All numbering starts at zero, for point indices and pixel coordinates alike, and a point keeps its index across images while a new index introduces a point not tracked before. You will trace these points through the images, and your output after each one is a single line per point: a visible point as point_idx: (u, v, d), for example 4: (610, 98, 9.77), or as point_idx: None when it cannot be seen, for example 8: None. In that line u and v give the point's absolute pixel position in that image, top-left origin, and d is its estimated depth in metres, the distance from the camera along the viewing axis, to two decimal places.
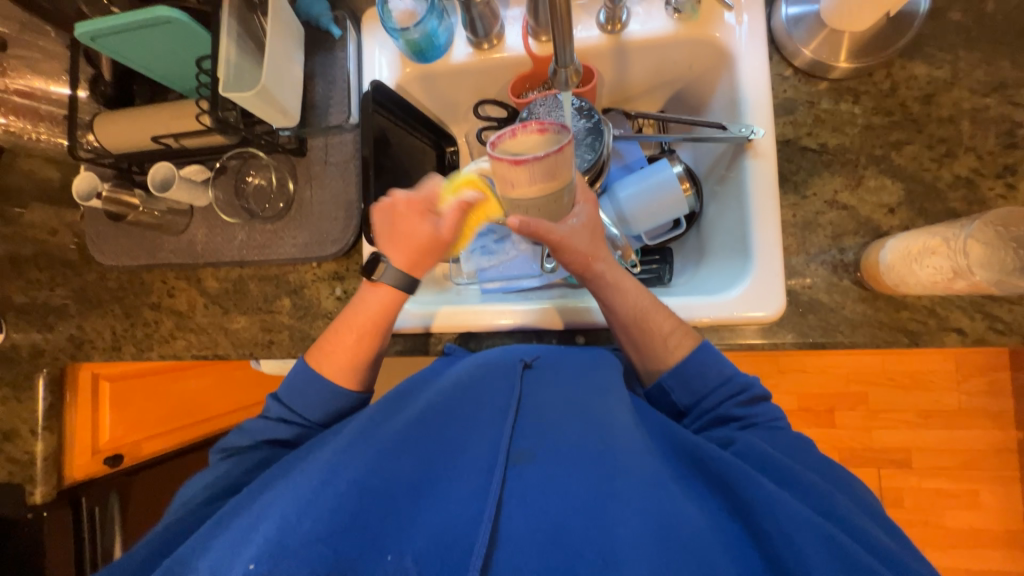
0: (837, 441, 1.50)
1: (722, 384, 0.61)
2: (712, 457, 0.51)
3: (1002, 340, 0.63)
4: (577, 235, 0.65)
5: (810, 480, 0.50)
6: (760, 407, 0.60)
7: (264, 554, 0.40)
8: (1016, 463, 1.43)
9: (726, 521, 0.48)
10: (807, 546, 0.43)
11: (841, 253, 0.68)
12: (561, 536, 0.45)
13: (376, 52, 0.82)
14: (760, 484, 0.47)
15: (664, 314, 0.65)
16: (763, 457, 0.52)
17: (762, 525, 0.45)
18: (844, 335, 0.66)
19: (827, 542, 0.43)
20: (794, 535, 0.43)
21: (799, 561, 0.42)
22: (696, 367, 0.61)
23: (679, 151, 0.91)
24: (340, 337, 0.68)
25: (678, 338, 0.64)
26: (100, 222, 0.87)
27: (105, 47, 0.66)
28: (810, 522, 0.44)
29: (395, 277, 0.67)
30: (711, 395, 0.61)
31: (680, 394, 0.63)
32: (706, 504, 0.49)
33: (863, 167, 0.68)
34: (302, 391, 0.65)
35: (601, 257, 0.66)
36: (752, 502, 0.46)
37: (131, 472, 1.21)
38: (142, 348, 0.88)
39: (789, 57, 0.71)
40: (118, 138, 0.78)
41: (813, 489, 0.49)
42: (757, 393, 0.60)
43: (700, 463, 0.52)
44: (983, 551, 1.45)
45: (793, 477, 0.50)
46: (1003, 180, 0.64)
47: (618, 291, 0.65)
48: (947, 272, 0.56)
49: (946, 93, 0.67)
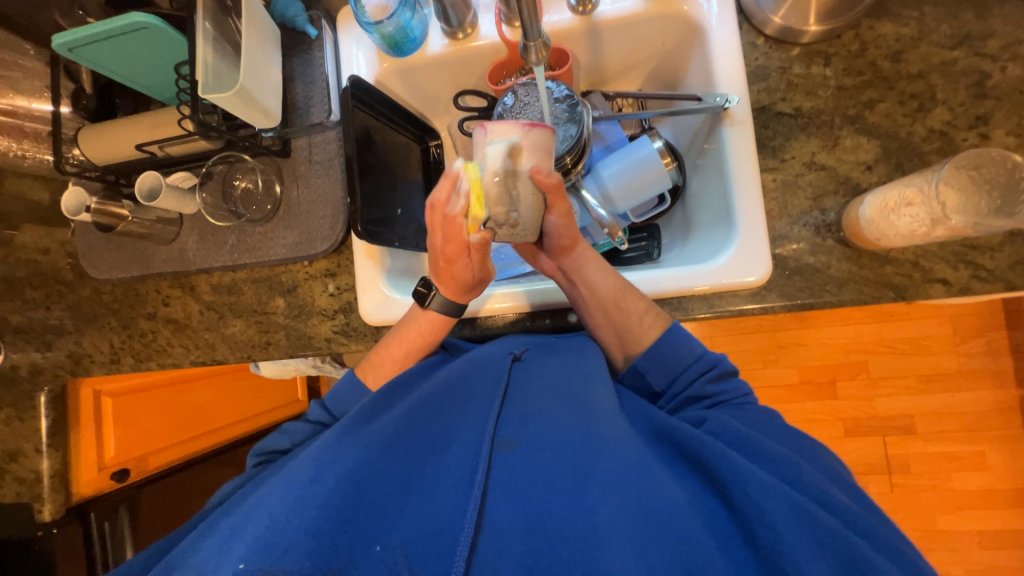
0: (840, 413, 1.51)
1: (693, 361, 0.62)
2: (687, 437, 0.51)
3: (986, 288, 0.64)
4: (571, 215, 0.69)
5: (775, 452, 0.50)
6: (730, 382, 0.61)
7: (253, 552, 0.41)
8: (1019, 422, 1.44)
9: (705, 498, 0.48)
10: (782, 520, 0.43)
11: (823, 214, 0.68)
12: (543, 521, 0.46)
13: (353, 49, 0.84)
14: (730, 459, 0.48)
15: (637, 296, 0.66)
16: (735, 436, 0.52)
17: (739, 502, 0.45)
18: (831, 294, 0.67)
19: (801, 515, 0.43)
20: (765, 506, 0.44)
21: (771, 538, 0.43)
22: (669, 347, 0.62)
23: (659, 128, 0.92)
24: (382, 347, 0.72)
25: (650, 319, 0.65)
26: (91, 237, 0.88)
27: (82, 57, 0.67)
28: (783, 494, 0.45)
29: (442, 304, 0.69)
30: (684, 374, 0.62)
31: (655, 375, 0.63)
32: (683, 480, 0.50)
33: (838, 128, 0.69)
34: (334, 389, 0.68)
35: (583, 240, 0.70)
36: (726, 479, 0.47)
37: (142, 484, 1.22)
38: (141, 359, 0.89)
39: (759, 26, 0.72)
40: (102, 150, 0.79)
41: (780, 461, 0.49)
42: (726, 369, 0.61)
43: (672, 441, 0.53)
44: (992, 511, 1.46)
45: (762, 450, 0.50)
46: (975, 130, 0.65)
47: (598, 270, 0.69)
48: (925, 220, 0.57)
49: (915, 50, 0.68)
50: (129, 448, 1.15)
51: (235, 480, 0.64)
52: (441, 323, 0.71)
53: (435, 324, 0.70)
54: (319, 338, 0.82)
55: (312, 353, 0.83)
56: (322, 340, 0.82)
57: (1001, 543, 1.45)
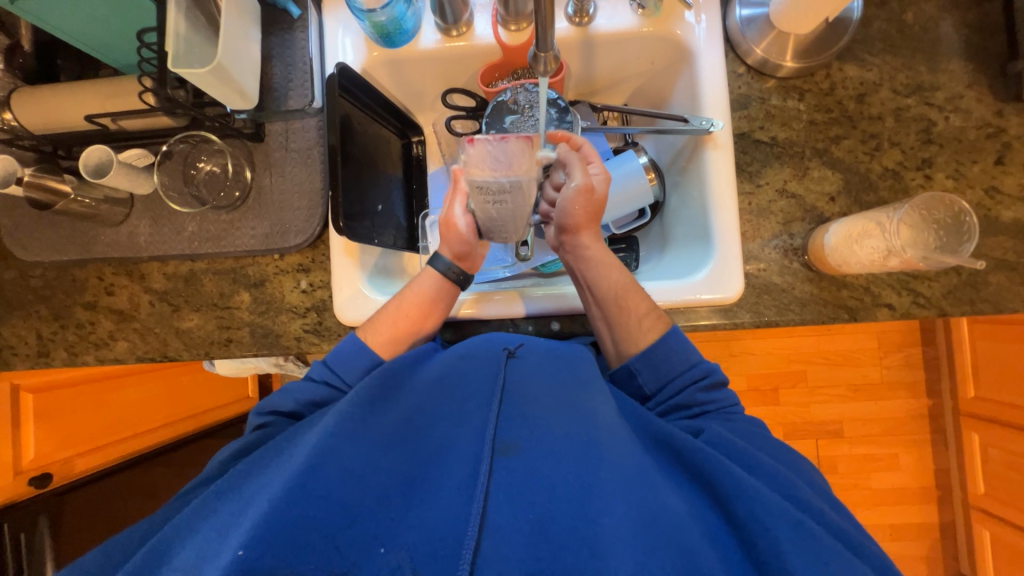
0: (782, 417, 1.63)
1: (687, 368, 0.63)
2: (690, 448, 0.52)
3: (923, 313, 0.71)
4: (579, 199, 0.68)
5: (773, 467, 0.52)
6: (720, 393, 0.63)
7: (253, 540, 0.41)
8: (927, 428, 1.63)
9: (705, 511, 0.50)
10: (782, 533, 0.45)
11: (790, 238, 0.74)
12: (546, 527, 0.46)
13: (339, 34, 0.79)
14: (734, 474, 0.49)
15: (641, 297, 0.66)
16: (733, 448, 0.54)
17: (740, 515, 0.47)
18: (794, 313, 0.73)
19: (802, 530, 0.45)
20: (767, 521, 0.45)
21: (774, 552, 0.44)
22: (664, 351, 0.63)
23: (642, 143, 0.95)
24: (383, 310, 0.69)
25: (650, 321, 0.65)
26: (19, 213, 0.78)
27: (28, 13, 0.60)
28: (784, 510, 0.46)
29: (447, 268, 0.70)
30: (677, 379, 0.62)
31: (647, 377, 0.64)
32: (683, 492, 0.52)
33: (808, 159, 0.75)
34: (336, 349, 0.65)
35: (589, 227, 0.70)
36: (729, 492, 0.48)
37: (64, 491, 1.12)
38: (75, 353, 0.80)
39: (743, 55, 0.77)
40: (41, 117, 0.70)
41: (776, 474, 0.52)
42: (718, 378, 0.63)
43: (672, 449, 0.55)
44: (902, 506, 1.64)
45: (759, 464, 0.52)
46: (922, 172, 0.73)
47: (603, 268, 0.68)
48: (882, 251, 0.64)
49: (876, 94, 0.75)
50: (54, 449, 1.07)
51: (235, 443, 0.60)
52: (447, 290, 0.70)
53: (442, 291, 0.70)
54: (288, 337, 0.78)
55: (278, 352, 0.78)
56: (292, 338, 0.78)
57: (906, 535, 1.64)
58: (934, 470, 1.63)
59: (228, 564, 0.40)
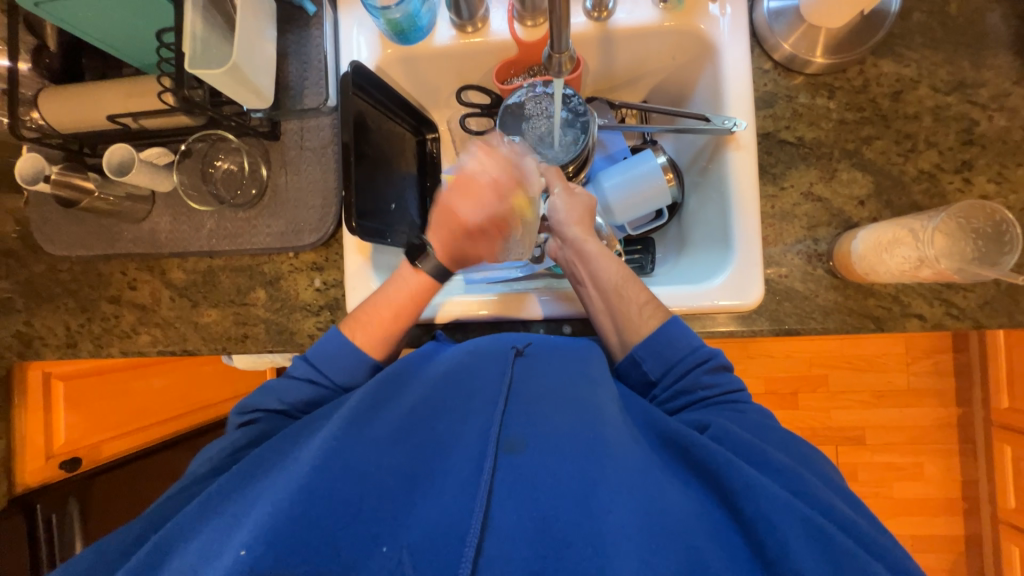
0: (800, 422, 1.59)
1: (689, 353, 0.61)
2: (697, 445, 0.51)
3: (956, 325, 0.67)
4: (564, 200, 0.74)
5: (781, 462, 0.50)
6: (725, 376, 0.61)
7: (257, 539, 0.41)
8: (956, 437, 1.56)
9: (713, 508, 0.48)
10: (792, 534, 0.43)
11: (815, 243, 0.71)
12: (550, 526, 0.46)
13: (354, 31, 0.79)
14: (741, 468, 0.48)
15: (637, 286, 0.66)
16: (739, 442, 0.52)
17: (747, 512, 0.46)
18: (817, 322, 0.70)
19: (812, 529, 0.44)
20: (775, 519, 0.44)
21: (782, 550, 0.43)
22: (664, 338, 0.62)
23: (660, 142, 0.92)
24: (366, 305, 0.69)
25: (649, 310, 0.64)
26: (47, 209, 0.80)
27: (52, 14, 0.61)
28: (793, 508, 0.45)
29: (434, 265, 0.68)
30: (679, 364, 0.61)
31: (652, 364, 0.62)
32: (692, 491, 0.50)
33: (836, 161, 0.71)
34: (320, 346, 0.66)
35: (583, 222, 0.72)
36: (738, 490, 0.47)
37: (94, 474, 1.18)
38: (101, 345, 0.82)
39: (769, 50, 0.73)
40: (66, 116, 0.72)
41: (787, 471, 0.50)
42: (721, 363, 0.61)
43: (680, 448, 0.53)
44: (926, 518, 1.58)
45: (767, 459, 0.50)
46: (961, 175, 0.69)
47: (601, 259, 0.68)
48: (913, 261, 0.60)
49: (913, 91, 0.70)
50: (82, 435, 1.13)
51: (221, 443, 0.61)
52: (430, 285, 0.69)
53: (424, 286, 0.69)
54: (301, 334, 0.79)
55: (292, 349, 0.79)
56: (305, 335, 0.79)
57: (929, 547, 1.59)
58: (961, 481, 1.57)
59: (232, 562, 0.40)
